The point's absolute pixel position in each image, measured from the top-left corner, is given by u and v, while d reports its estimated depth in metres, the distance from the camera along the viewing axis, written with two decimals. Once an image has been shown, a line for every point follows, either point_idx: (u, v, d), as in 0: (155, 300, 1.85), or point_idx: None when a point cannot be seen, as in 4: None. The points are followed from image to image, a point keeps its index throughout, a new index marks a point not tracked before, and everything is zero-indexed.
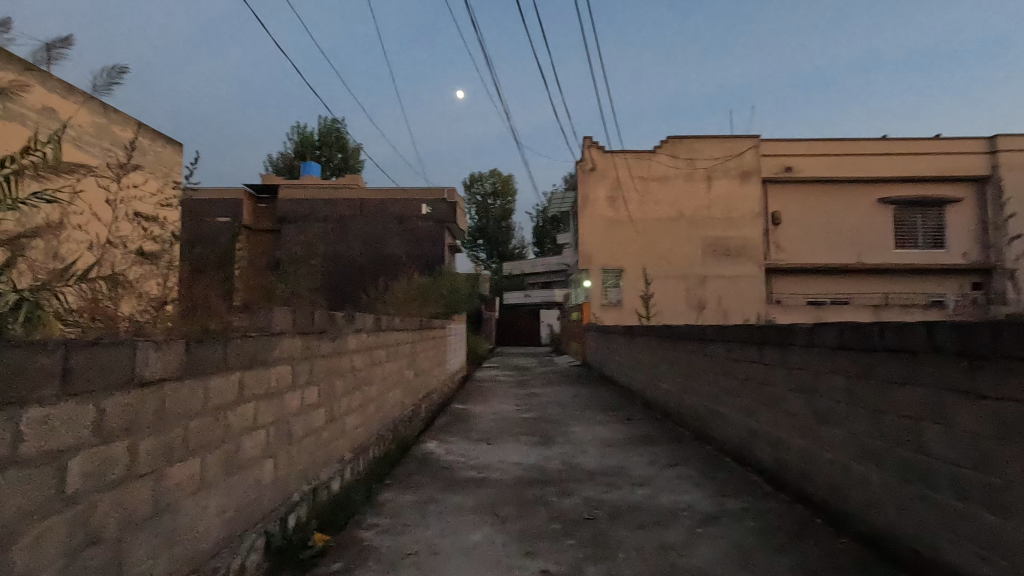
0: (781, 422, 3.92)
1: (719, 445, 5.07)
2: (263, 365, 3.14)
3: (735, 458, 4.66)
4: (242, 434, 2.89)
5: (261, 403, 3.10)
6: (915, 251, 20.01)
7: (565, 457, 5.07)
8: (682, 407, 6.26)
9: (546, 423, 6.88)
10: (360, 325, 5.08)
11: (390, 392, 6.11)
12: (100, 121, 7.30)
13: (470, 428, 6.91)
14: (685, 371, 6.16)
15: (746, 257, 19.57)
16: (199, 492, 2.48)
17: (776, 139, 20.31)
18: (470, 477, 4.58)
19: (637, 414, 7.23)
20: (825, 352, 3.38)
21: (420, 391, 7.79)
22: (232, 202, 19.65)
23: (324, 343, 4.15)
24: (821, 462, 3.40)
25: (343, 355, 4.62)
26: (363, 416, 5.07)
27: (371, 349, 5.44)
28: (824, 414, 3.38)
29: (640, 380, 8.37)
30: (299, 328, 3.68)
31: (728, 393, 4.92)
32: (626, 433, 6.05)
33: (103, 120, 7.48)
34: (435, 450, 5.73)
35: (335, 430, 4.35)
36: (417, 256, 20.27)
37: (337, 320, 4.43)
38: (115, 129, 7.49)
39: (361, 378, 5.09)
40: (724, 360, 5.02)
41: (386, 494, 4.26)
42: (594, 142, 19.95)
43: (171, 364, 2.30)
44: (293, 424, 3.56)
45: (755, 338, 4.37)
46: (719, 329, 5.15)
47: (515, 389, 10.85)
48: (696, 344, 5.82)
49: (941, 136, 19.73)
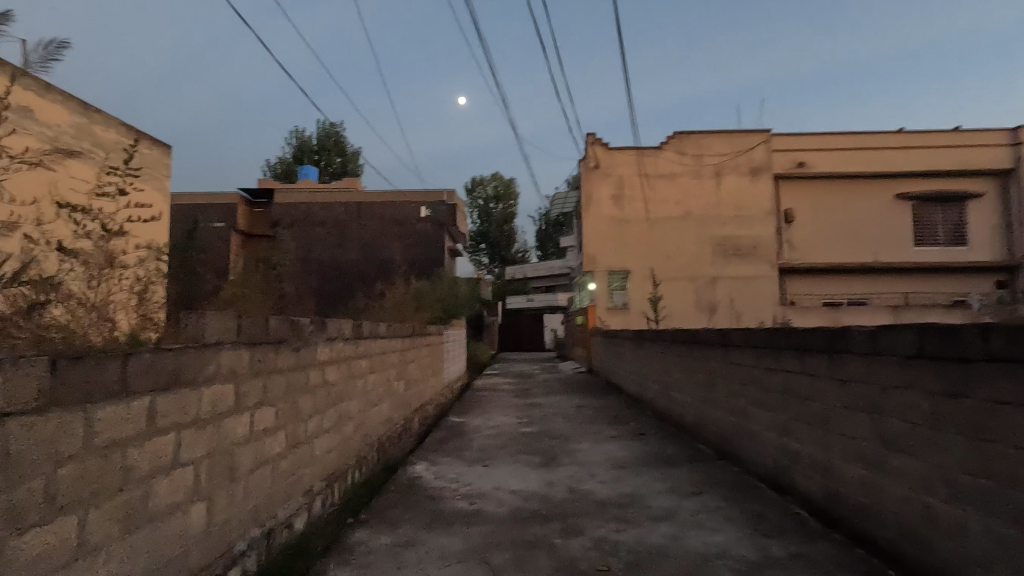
0: (833, 445, 3.25)
1: (748, 467, 4.39)
2: (190, 384, 2.49)
3: (770, 484, 3.99)
4: (152, 477, 2.23)
5: (188, 431, 2.46)
6: (934, 249, 19.29)
7: (571, 483, 4.40)
8: (701, 421, 5.59)
9: (550, 440, 6.18)
10: (334, 332, 4.43)
11: (373, 407, 5.45)
12: (80, 121, 6.90)
13: (465, 445, 6.24)
14: (705, 381, 5.49)
15: (758, 258, 18.89)
16: (76, 564, 1.83)
17: (787, 134, 19.64)
18: (460, 511, 3.90)
19: (649, 428, 6.56)
20: (895, 361, 2.71)
21: (412, 404, 7.12)
22: (225, 206, 19.08)
23: (285, 354, 3.50)
24: (893, 498, 2.73)
25: (312, 367, 3.97)
26: (338, 437, 4.42)
27: (349, 360, 4.79)
28: (896, 440, 2.70)
29: (652, 390, 7.68)
30: (249, 336, 3.04)
31: (760, 408, 4.24)
32: (639, 452, 5.37)
33: (83, 119, 7.04)
34: (422, 473, 5.07)
35: (301, 456, 3.71)
36: (417, 260, 19.61)
37: (301, 327, 3.78)
38: (95, 128, 7.07)
39: (336, 394, 4.44)
40: (754, 370, 4.34)
41: (359, 533, 3.61)
42: (598, 139, 19.29)
43: (20, 395, 1.66)
44: (240, 456, 2.92)
45: (795, 344, 3.69)
46: (748, 333, 4.47)
47: (516, 398, 10.17)
48: (718, 350, 5.14)
49: (960, 128, 19.02)
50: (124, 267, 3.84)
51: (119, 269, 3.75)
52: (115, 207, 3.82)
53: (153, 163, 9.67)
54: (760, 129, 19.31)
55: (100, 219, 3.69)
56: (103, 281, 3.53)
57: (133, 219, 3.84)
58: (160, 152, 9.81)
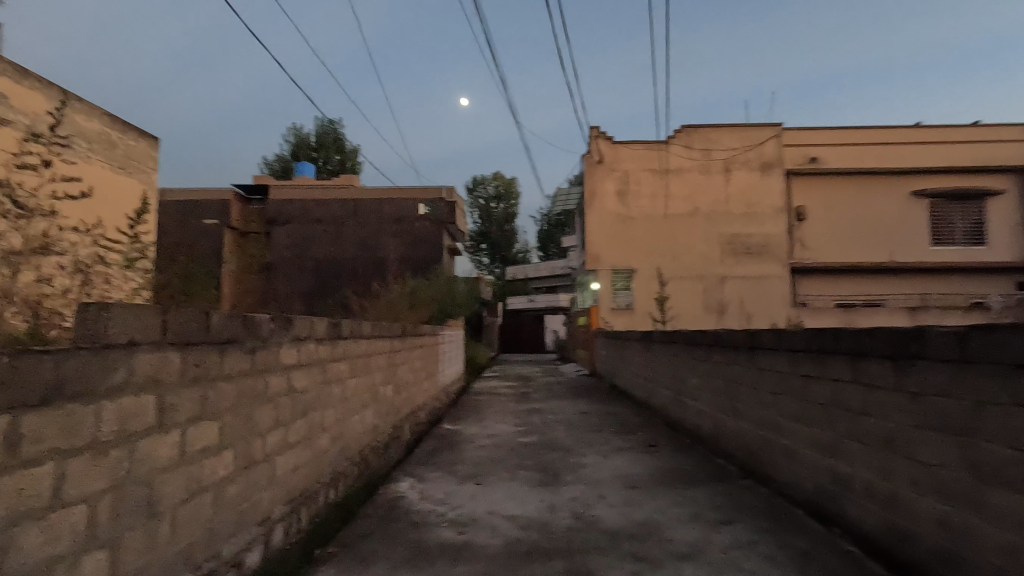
0: (897, 472, 2.67)
1: (782, 489, 3.80)
2: (82, 398, 1.90)
3: (813, 513, 3.39)
4: (13, 526, 1.65)
5: (76, 461, 1.86)
6: (952, 248, 18.65)
7: (577, 507, 3.80)
8: (721, 433, 4.99)
9: (551, 452, 5.57)
10: (305, 331, 3.84)
11: (354, 416, 4.86)
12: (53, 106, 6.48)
13: (458, 457, 5.66)
14: (725, 388, 4.91)
15: (767, 256, 18.32)
16: None
17: (799, 128, 19.04)
18: (445, 542, 3.30)
19: (662, 439, 5.96)
20: (1002, 373, 2.11)
21: (401, 411, 6.50)
22: (219, 202, 18.57)
23: (234, 357, 2.89)
24: (990, 547, 2.15)
25: (275, 372, 3.38)
26: (309, 451, 3.84)
27: (324, 363, 4.20)
28: (1000, 471, 2.12)
29: (663, 395, 7.09)
30: (180, 335, 2.43)
31: (797, 422, 3.64)
32: (653, 468, 4.78)
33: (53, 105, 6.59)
34: (406, 493, 4.46)
35: (257, 479, 3.13)
36: (415, 257, 19.02)
37: (260, 325, 3.19)
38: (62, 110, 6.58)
39: (307, 403, 3.86)
40: (789, 378, 3.74)
41: (324, 572, 3.02)
42: (603, 132, 18.70)
43: None
44: (166, 486, 2.34)
45: (845, 348, 3.11)
46: (782, 334, 3.87)
47: (517, 403, 9.57)
48: (743, 353, 4.54)
49: (979, 123, 18.47)
50: (56, 254, 3.27)
51: (46, 254, 3.17)
52: (40, 181, 3.22)
53: (141, 155, 9.13)
54: (772, 123, 18.69)
55: (20, 195, 3.11)
56: (22, 269, 2.96)
57: (60, 196, 3.24)
58: (148, 145, 9.26)
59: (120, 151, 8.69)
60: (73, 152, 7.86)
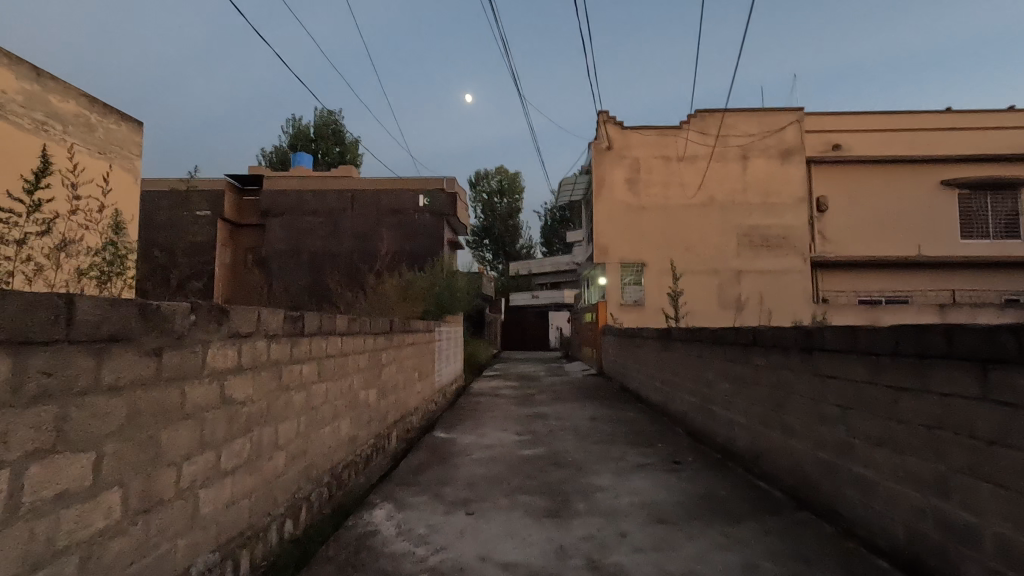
0: None
1: (854, 530, 2.99)
2: None
3: (906, 570, 2.58)
4: None
5: None
6: (983, 242, 17.71)
7: (595, 551, 2.99)
8: (763, 452, 4.16)
9: (558, 469, 4.77)
10: (249, 326, 3.02)
11: (325, 429, 4.07)
12: None
13: (450, 474, 4.86)
14: (769, 398, 4.08)
15: (789, 249, 17.47)
16: None
17: (821, 115, 18.20)
18: None
19: (687, 454, 5.14)
20: None
21: (386, 419, 5.68)
22: (210, 192, 17.79)
23: (126, 357, 2.09)
24: None
25: (197, 380, 2.55)
26: (256, 476, 3.06)
27: (280, 367, 3.40)
28: None
29: (684, 400, 6.26)
30: (13, 328, 1.62)
31: (878, 446, 2.82)
32: (682, 492, 3.97)
33: None
34: (380, 526, 3.64)
35: (168, 523, 2.32)
36: (415, 250, 18.21)
37: (174, 318, 2.37)
38: None
39: (253, 418, 3.06)
40: (868, 390, 2.91)
41: None
42: (612, 117, 17.80)
43: None
44: None
45: (964, 352, 2.27)
46: (854, 333, 3.03)
47: (520, 406, 8.78)
48: (796, 355, 3.69)
49: (1012, 109, 17.55)
50: None
51: None
52: None
53: (122, 140, 8.27)
54: (792, 108, 17.78)
55: None
56: None
57: None
58: (131, 129, 8.37)
59: (99, 134, 7.84)
60: (45, 135, 7.11)
